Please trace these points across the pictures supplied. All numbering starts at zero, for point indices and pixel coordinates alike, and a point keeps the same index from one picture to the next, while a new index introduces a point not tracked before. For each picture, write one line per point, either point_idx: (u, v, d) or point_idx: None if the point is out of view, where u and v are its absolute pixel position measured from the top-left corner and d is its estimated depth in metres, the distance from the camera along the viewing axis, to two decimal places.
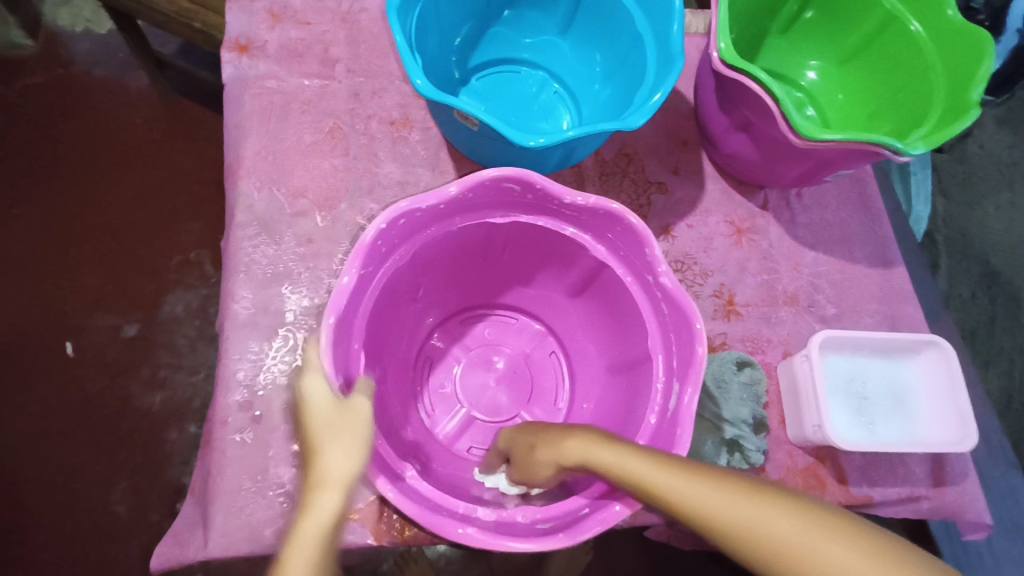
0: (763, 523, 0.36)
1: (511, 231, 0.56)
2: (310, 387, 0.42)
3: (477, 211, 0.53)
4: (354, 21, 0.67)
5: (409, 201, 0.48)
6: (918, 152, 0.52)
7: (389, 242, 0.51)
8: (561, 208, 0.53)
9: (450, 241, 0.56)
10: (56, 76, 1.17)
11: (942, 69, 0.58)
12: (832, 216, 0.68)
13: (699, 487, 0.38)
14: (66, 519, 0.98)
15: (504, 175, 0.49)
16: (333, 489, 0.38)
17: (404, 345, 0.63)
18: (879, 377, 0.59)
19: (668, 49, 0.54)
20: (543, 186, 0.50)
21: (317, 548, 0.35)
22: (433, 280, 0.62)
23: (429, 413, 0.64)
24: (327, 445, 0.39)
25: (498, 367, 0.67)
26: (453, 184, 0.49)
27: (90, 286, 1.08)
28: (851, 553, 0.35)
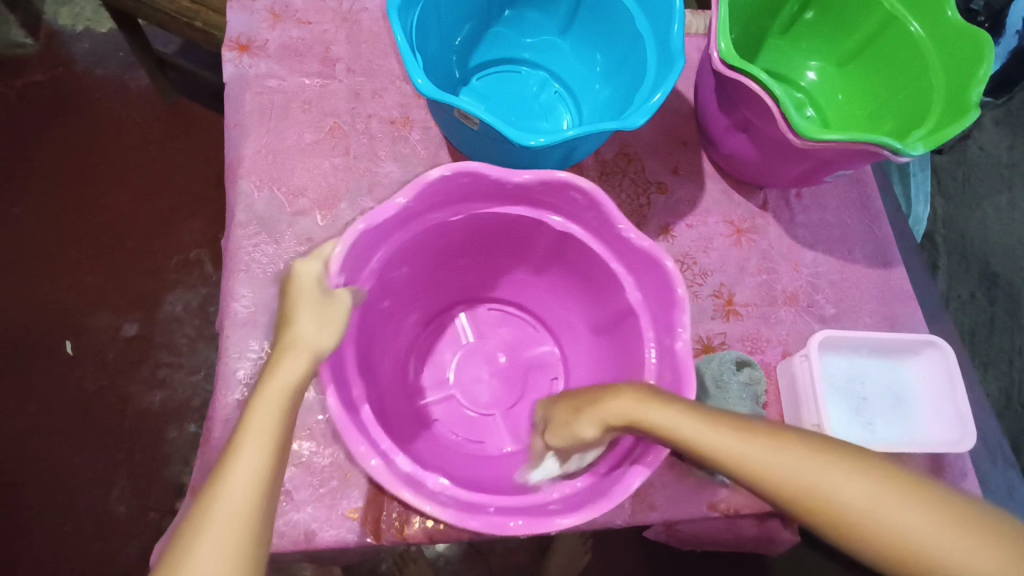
0: (774, 461, 0.39)
1: (557, 240, 0.56)
2: (302, 268, 0.47)
3: (540, 207, 0.54)
4: (354, 21, 0.68)
5: (447, 168, 0.49)
6: (917, 153, 0.52)
7: (449, 196, 0.52)
8: (615, 237, 0.53)
9: (494, 228, 0.57)
10: (57, 75, 1.17)
11: (942, 70, 0.58)
12: (831, 216, 0.68)
13: (777, 452, 0.39)
14: (66, 518, 0.98)
15: (581, 185, 0.50)
16: (300, 362, 0.42)
17: (418, 304, 0.65)
18: (878, 377, 0.59)
19: (668, 49, 0.54)
20: (606, 209, 0.51)
21: (283, 395, 0.40)
22: (446, 268, 0.63)
23: (414, 385, 0.65)
24: (300, 314, 0.44)
25: (498, 368, 0.67)
26: (530, 174, 0.50)
27: (90, 285, 1.08)
28: (926, 514, 0.37)
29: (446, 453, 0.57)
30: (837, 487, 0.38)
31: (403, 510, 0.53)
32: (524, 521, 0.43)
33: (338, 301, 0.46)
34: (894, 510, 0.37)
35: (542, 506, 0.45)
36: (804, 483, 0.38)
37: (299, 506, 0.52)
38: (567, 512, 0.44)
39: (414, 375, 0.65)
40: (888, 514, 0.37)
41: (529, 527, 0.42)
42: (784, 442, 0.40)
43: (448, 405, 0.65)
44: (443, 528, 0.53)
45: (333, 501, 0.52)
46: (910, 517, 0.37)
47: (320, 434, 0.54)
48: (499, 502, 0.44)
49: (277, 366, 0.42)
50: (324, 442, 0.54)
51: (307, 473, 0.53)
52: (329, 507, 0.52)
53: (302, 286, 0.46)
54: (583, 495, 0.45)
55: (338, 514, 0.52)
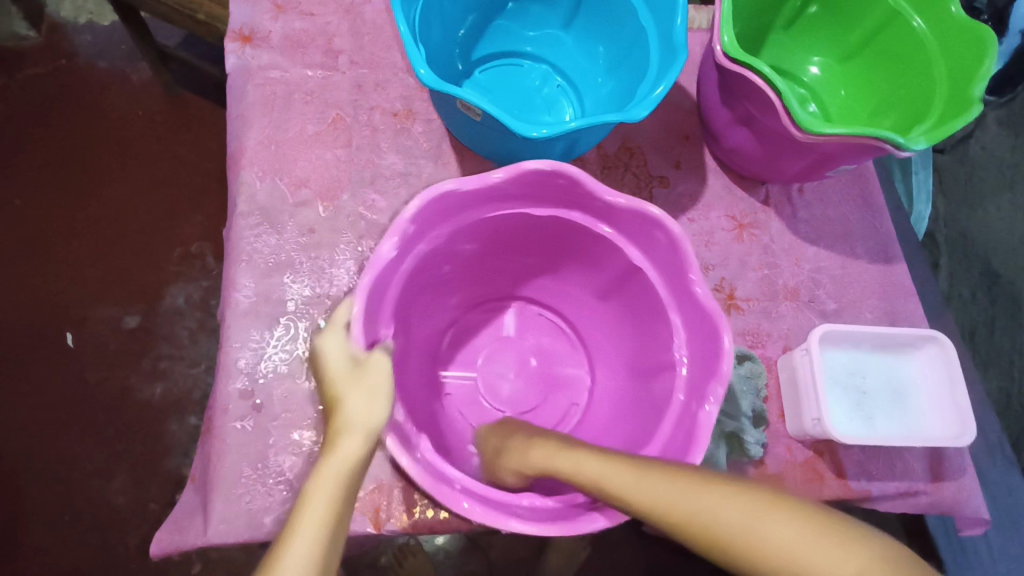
0: (711, 515, 0.38)
1: (626, 270, 0.56)
2: (328, 341, 0.46)
3: (623, 234, 0.54)
4: (357, 12, 0.68)
5: (551, 163, 0.49)
6: (920, 148, 0.52)
7: (549, 193, 0.53)
8: (682, 288, 0.52)
9: (567, 236, 0.57)
10: (59, 67, 1.17)
11: (945, 66, 0.58)
12: (833, 211, 0.68)
13: (695, 493, 0.39)
14: (66, 509, 0.98)
15: (670, 225, 0.50)
16: (355, 442, 0.42)
17: (472, 285, 0.66)
18: (879, 372, 0.59)
19: (672, 40, 0.54)
20: (684, 256, 0.50)
21: (333, 490, 0.39)
22: (504, 258, 0.63)
23: (443, 350, 0.66)
24: (347, 391, 0.44)
25: (526, 372, 0.67)
26: (623, 196, 0.51)
27: (91, 276, 1.08)
28: (855, 561, 0.35)
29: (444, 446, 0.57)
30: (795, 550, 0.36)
31: (404, 501, 0.53)
32: (480, 507, 0.43)
33: (376, 362, 0.45)
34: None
35: (511, 505, 0.44)
36: (755, 542, 0.37)
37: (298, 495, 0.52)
38: (529, 519, 0.43)
39: (447, 347, 0.67)
40: (815, 561, 0.35)
41: (482, 513, 0.43)
42: (730, 499, 0.38)
43: (467, 389, 0.66)
44: (444, 518, 0.53)
45: None
46: (836, 562, 0.35)
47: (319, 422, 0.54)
48: (466, 481, 0.45)
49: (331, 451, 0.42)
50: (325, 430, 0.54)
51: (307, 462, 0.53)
52: None
53: (335, 362, 0.46)
54: (558, 515, 0.44)
55: None
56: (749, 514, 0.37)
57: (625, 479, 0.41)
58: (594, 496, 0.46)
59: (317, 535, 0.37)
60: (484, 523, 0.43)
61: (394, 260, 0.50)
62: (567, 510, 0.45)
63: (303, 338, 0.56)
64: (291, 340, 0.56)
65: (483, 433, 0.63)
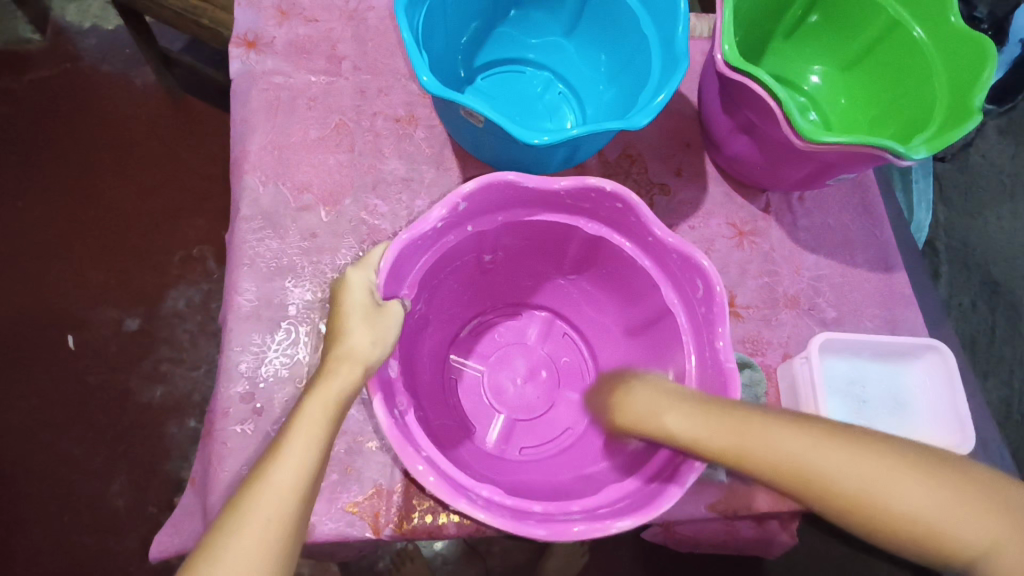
0: (767, 441, 0.43)
1: (659, 310, 0.57)
2: (355, 276, 0.49)
3: (665, 273, 0.55)
4: (361, 19, 0.68)
5: (616, 184, 0.51)
6: (920, 156, 0.52)
7: (606, 212, 0.55)
8: (705, 327, 0.52)
9: (603, 254, 0.59)
10: (64, 70, 1.18)
11: (945, 76, 0.58)
12: (832, 219, 0.68)
13: (800, 443, 0.42)
14: (65, 511, 0.98)
15: (712, 279, 0.50)
16: (350, 374, 0.44)
17: (504, 284, 0.67)
18: (879, 380, 0.59)
19: (673, 49, 0.54)
20: (718, 306, 0.50)
21: (323, 414, 0.42)
22: (529, 262, 0.64)
23: (461, 339, 0.67)
24: (354, 329, 0.46)
25: (536, 383, 0.66)
26: (674, 236, 0.51)
27: (93, 279, 1.08)
28: (928, 491, 0.40)
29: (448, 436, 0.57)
30: (851, 470, 0.41)
31: (403, 506, 0.53)
32: (440, 480, 0.43)
33: (391, 312, 0.48)
34: (904, 487, 0.41)
35: (469, 491, 0.44)
36: (819, 467, 0.42)
37: None
38: (485, 509, 0.43)
39: (467, 335, 0.67)
40: (893, 494, 0.41)
41: (438, 486, 0.43)
42: (788, 425, 0.44)
43: (474, 384, 0.65)
44: (443, 524, 0.53)
45: (332, 495, 0.52)
46: (916, 494, 0.40)
47: None
48: (433, 452, 0.45)
49: (330, 378, 0.44)
50: None
51: None
52: (328, 501, 0.52)
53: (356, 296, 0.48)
54: (513, 516, 0.44)
55: (338, 507, 0.52)
56: (811, 438, 0.43)
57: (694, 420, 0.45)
58: (552, 511, 0.45)
59: (304, 450, 0.40)
60: (436, 496, 0.43)
61: (435, 230, 0.52)
62: (520, 515, 0.44)
63: (305, 342, 0.57)
64: (292, 344, 0.56)
65: (475, 424, 0.63)
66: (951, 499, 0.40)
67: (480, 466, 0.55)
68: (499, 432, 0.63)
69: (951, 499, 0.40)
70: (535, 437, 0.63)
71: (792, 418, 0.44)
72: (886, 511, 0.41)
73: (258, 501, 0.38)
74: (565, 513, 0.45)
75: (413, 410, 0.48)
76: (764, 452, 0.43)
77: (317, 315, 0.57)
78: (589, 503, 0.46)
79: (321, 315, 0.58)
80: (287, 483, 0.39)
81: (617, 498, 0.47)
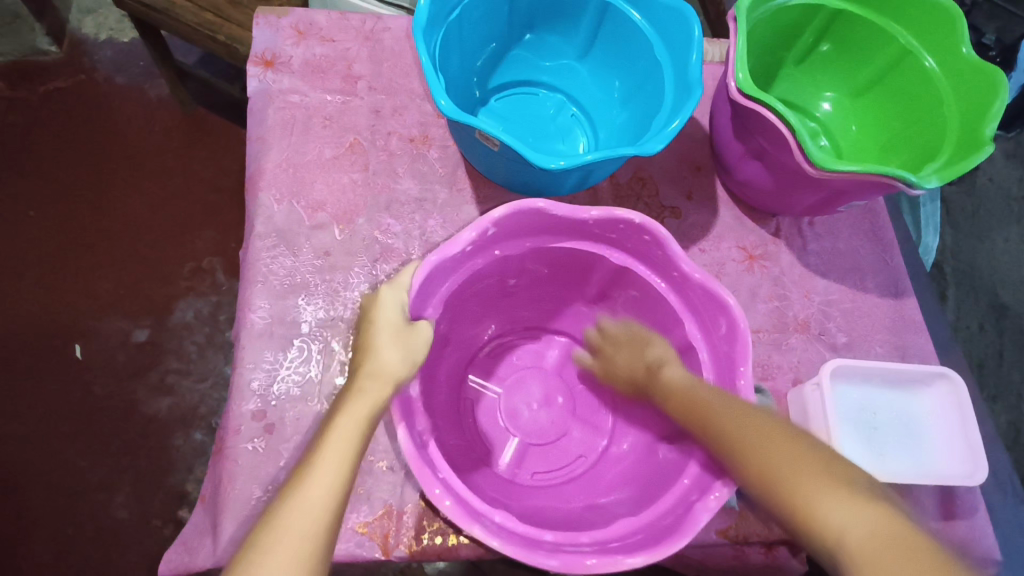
0: (723, 419, 0.46)
1: (680, 344, 0.57)
2: (387, 295, 0.50)
3: (689, 307, 0.56)
4: (377, 39, 0.69)
5: (641, 215, 0.52)
6: (931, 186, 0.52)
7: (630, 242, 0.56)
8: (725, 362, 0.53)
9: (625, 285, 0.60)
10: (78, 82, 1.19)
11: (956, 106, 0.59)
12: (843, 244, 0.69)
13: (739, 422, 0.45)
14: (69, 523, 0.98)
15: (736, 315, 0.51)
16: (381, 387, 0.45)
17: (522, 307, 0.68)
18: (890, 408, 0.59)
19: (687, 77, 0.54)
20: (740, 345, 0.51)
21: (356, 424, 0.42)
22: (549, 284, 0.65)
23: (480, 359, 0.67)
24: (383, 346, 0.47)
25: (552, 407, 0.66)
26: (700, 271, 0.53)
27: (102, 290, 1.09)
28: (835, 498, 0.38)
29: (462, 461, 0.57)
30: (786, 467, 0.41)
31: (413, 527, 0.53)
32: (456, 504, 0.44)
33: (421, 331, 0.50)
34: (828, 500, 0.38)
35: (482, 516, 0.45)
36: (757, 450, 0.43)
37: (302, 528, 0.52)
38: (497, 535, 0.44)
39: (486, 356, 0.68)
40: (805, 486, 0.40)
41: (453, 509, 0.44)
42: (750, 413, 0.45)
43: (492, 406, 0.66)
44: (452, 546, 0.53)
45: (342, 515, 0.52)
46: (824, 497, 0.39)
47: None
48: (449, 473, 0.46)
49: (362, 393, 0.44)
50: None
51: None
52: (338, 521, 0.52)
53: (386, 316, 0.49)
54: (523, 543, 0.44)
55: (348, 527, 0.52)
56: (767, 432, 0.43)
57: (681, 388, 0.50)
58: (562, 541, 0.45)
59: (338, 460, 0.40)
60: (451, 519, 0.44)
61: (463, 252, 0.53)
62: (533, 543, 0.44)
63: (316, 360, 0.57)
64: (304, 362, 0.57)
65: (491, 444, 0.63)
66: (850, 508, 0.38)
67: (492, 490, 0.55)
68: (511, 456, 0.63)
69: (848, 508, 0.38)
70: (546, 463, 0.63)
71: (768, 416, 0.45)
72: (789, 499, 0.40)
73: (292, 509, 0.38)
74: (574, 544, 0.45)
75: (429, 433, 0.49)
76: (717, 426, 0.46)
77: (330, 334, 0.58)
78: (598, 536, 0.46)
79: (334, 334, 0.58)
80: (325, 496, 0.38)
81: (628, 533, 0.47)
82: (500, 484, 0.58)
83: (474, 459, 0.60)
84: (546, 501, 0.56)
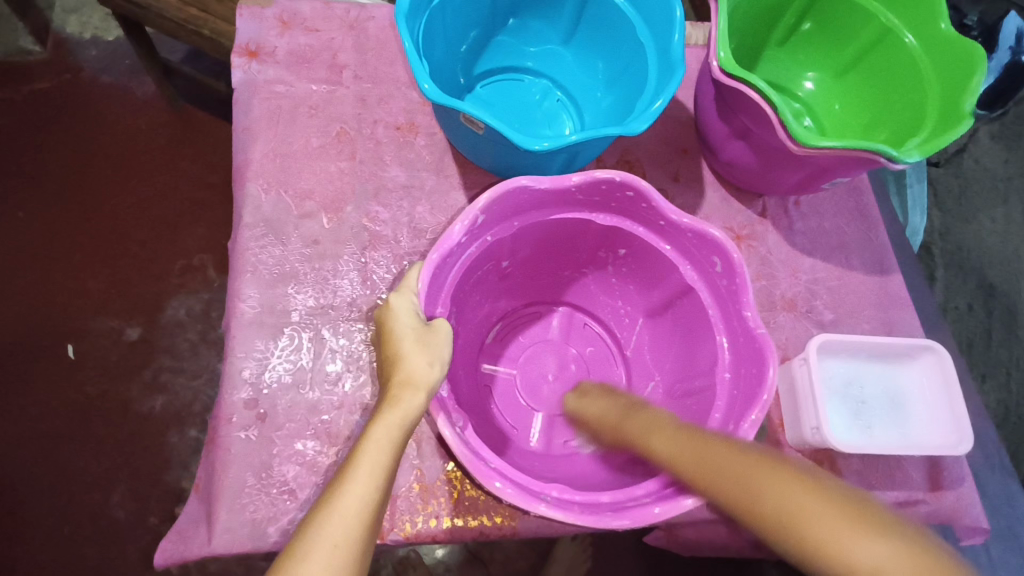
0: (778, 504, 0.40)
1: (680, 288, 0.59)
2: (398, 302, 0.49)
3: (683, 254, 0.57)
4: (361, 29, 0.69)
5: (622, 173, 0.53)
6: (912, 160, 0.53)
7: (618, 203, 0.56)
8: (729, 296, 0.54)
9: (616, 244, 0.61)
10: (64, 81, 1.18)
11: (937, 80, 0.60)
12: (828, 223, 0.69)
13: (717, 463, 0.43)
14: (66, 522, 0.98)
15: (729, 249, 0.52)
16: (415, 398, 0.45)
17: (526, 285, 0.69)
18: (876, 382, 0.60)
19: (669, 57, 0.55)
20: (739, 279, 0.53)
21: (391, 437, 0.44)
22: (553, 262, 0.66)
23: (488, 346, 0.67)
24: (409, 351, 0.47)
25: (566, 375, 0.68)
26: (688, 216, 0.53)
27: (93, 289, 1.08)
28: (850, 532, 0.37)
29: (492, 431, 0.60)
30: (787, 504, 0.39)
31: (407, 511, 0.53)
32: (514, 490, 0.45)
33: (439, 330, 0.49)
34: (851, 540, 0.37)
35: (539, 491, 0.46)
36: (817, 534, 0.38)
37: (306, 506, 0.52)
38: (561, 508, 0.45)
39: (493, 341, 0.68)
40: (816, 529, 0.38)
41: (513, 494, 0.44)
42: (798, 486, 0.40)
43: (510, 383, 0.67)
44: (447, 529, 0.53)
45: None
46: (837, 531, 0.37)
47: (322, 434, 0.55)
48: (500, 463, 0.46)
49: (395, 404, 0.45)
50: (329, 442, 0.55)
51: (310, 471, 0.53)
52: None
53: (404, 320, 0.49)
54: (585, 510, 0.45)
55: None
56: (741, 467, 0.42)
57: (699, 460, 0.44)
58: (620, 499, 0.47)
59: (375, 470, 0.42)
60: (516, 505, 0.44)
61: (461, 243, 0.53)
62: (590, 508, 0.46)
63: (307, 348, 0.57)
64: (295, 350, 0.57)
65: (519, 425, 0.64)
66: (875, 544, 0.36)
67: (535, 463, 0.57)
68: (540, 433, 0.64)
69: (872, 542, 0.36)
70: None
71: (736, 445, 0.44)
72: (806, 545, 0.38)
73: (329, 519, 0.39)
74: (633, 499, 0.47)
75: (469, 426, 0.48)
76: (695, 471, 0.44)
77: (321, 322, 0.58)
78: (654, 485, 0.48)
79: (325, 321, 0.58)
80: (354, 511, 0.40)
81: None
82: (531, 457, 0.59)
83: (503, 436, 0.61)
84: (551, 468, 0.56)
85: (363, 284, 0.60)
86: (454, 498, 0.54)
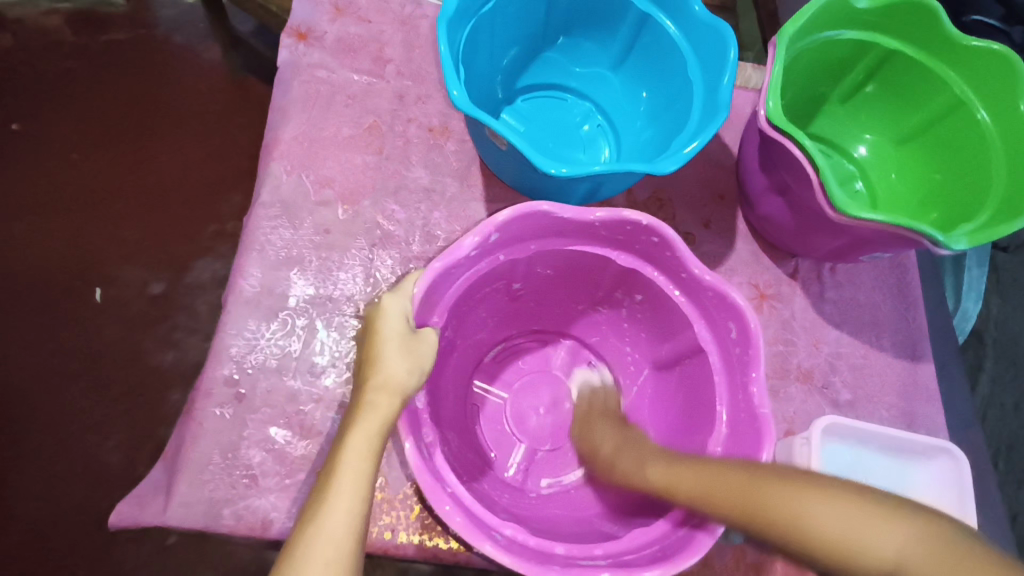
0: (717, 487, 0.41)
1: (691, 347, 0.56)
2: (389, 304, 0.48)
3: (700, 310, 0.54)
4: (413, 25, 0.68)
5: (649, 217, 0.51)
6: (959, 248, 0.49)
7: (642, 246, 0.54)
8: (738, 365, 0.51)
9: (633, 288, 0.58)
10: (138, 35, 1.22)
11: (1005, 165, 0.55)
12: (863, 297, 0.65)
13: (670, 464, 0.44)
14: (62, 458, 1.00)
15: (747, 318, 0.50)
16: (391, 403, 0.44)
17: (535, 313, 0.66)
18: (882, 476, 0.55)
19: (715, 99, 0.52)
20: (754, 350, 0.49)
21: (371, 441, 0.42)
22: (565, 294, 0.64)
23: (486, 363, 0.66)
24: (389, 357, 0.46)
25: (558, 411, 0.65)
26: (711, 274, 0.50)
27: (128, 239, 1.11)
28: (794, 493, 0.37)
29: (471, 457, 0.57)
30: (731, 486, 0.40)
31: None
32: (465, 520, 0.43)
33: (425, 339, 0.48)
34: (808, 503, 0.37)
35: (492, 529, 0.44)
36: (767, 505, 0.38)
37: (263, 494, 0.52)
38: (508, 551, 0.42)
39: (492, 360, 0.66)
40: (763, 500, 0.38)
41: (462, 526, 0.42)
42: (734, 473, 0.41)
43: (500, 409, 0.65)
44: (399, 543, 0.52)
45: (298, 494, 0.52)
46: (783, 496, 0.38)
47: (297, 425, 0.54)
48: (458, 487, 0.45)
49: (370, 409, 0.43)
50: (301, 433, 0.54)
51: (276, 460, 0.53)
52: (291, 500, 0.52)
53: (390, 323, 0.48)
54: (536, 558, 0.43)
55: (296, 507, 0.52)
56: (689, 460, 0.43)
57: (657, 467, 0.45)
58: (574, 554, 0.44)
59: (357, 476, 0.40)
60: (463, 538, 0.42)
61: (468, 257, 0.52)
62: (543, 556, 0.43)
63: (298, 335, 0.56)
64: (285, 335, 0.56)
65: (497, 453, 0.62)
66: (820, 501, 0.36)
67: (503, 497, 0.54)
68: (518, 464, 0.62)
69: (817, 500, 0.36)
70: (554, 468, 0.62)
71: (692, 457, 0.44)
72: (759, 520, 0.38)
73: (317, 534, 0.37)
74: (587, 558, 0.45)
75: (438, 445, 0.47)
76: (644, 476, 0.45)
77: (316, 312, 0.57)
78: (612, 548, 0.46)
79: (320, 312, 0.57)
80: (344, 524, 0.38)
81: (640, 545, 0.46)
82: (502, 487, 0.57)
83: (481, 460, 0.59)
84: (509, 500, 0.54)
85: (364, 281, 0.59)
86: (413, 513, 0.52)
